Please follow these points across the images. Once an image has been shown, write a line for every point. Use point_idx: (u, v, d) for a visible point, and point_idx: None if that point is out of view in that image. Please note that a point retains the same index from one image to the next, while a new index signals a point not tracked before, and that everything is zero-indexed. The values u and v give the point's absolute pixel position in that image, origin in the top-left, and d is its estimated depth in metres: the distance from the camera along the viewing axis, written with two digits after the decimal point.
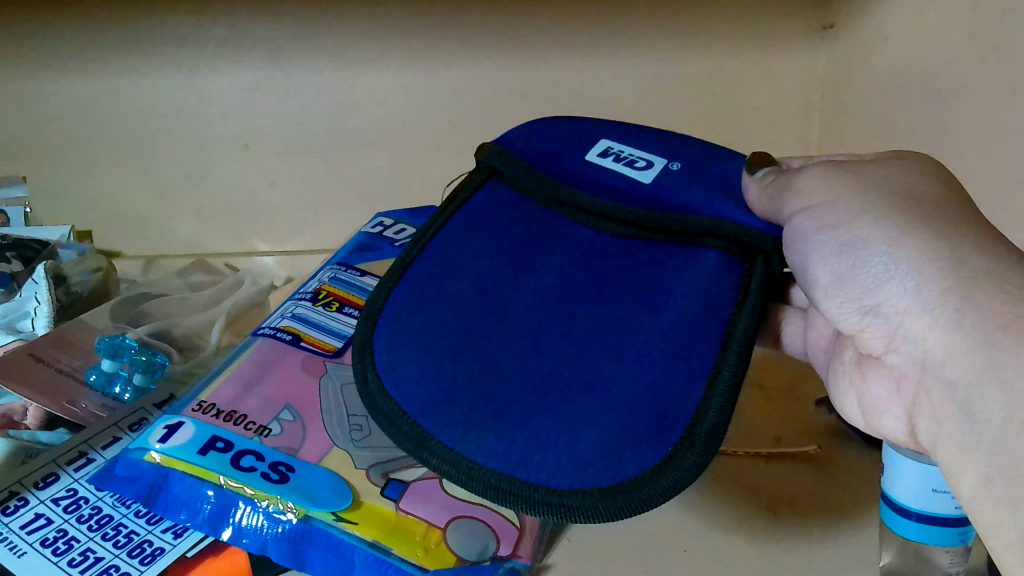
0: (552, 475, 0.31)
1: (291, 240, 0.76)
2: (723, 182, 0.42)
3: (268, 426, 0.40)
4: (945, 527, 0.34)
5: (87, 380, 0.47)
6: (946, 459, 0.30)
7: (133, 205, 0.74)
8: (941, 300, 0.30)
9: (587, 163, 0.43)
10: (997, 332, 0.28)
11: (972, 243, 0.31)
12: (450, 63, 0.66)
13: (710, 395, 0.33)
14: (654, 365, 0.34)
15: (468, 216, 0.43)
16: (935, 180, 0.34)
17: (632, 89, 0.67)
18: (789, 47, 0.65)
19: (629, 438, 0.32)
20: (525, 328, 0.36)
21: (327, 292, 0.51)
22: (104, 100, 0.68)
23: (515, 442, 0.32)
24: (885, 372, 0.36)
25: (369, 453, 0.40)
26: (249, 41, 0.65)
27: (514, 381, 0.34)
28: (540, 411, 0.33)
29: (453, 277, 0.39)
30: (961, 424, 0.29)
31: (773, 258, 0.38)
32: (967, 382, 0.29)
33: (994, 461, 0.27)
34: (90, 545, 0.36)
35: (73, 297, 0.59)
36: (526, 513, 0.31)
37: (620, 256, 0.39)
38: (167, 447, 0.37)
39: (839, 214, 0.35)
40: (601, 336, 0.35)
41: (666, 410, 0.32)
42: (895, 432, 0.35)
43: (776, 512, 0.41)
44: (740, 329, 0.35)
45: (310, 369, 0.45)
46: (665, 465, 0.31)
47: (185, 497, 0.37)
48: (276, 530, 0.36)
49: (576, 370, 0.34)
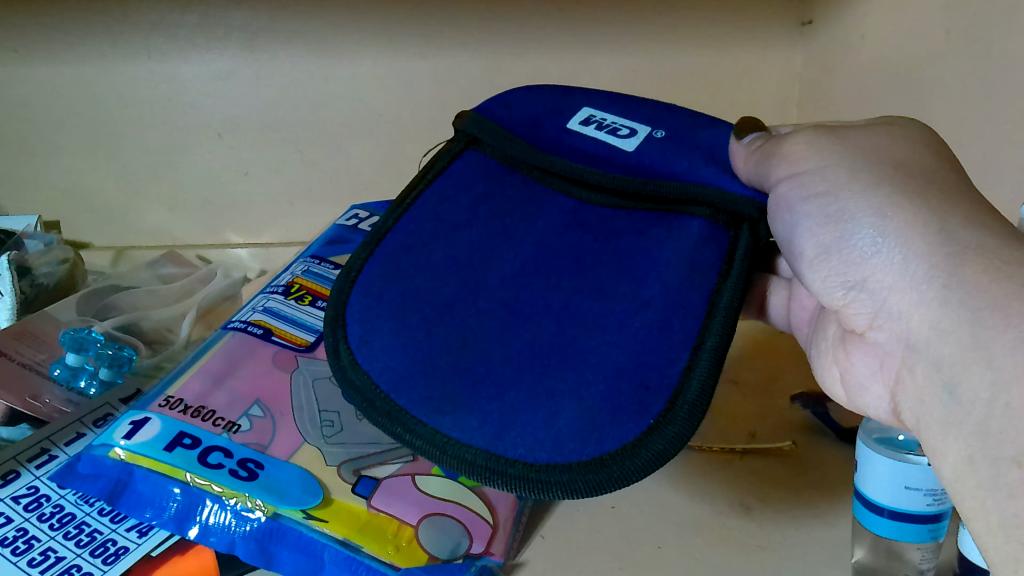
0: (529, 450, 0.30)
1: (265, 231, 0.74)
2: (710, 153, 0.41)
3: (237, 422, 0.39)
4: (919, 523, 0.34)
5: (52, 374, 0.46)
6: (931, 441, 0.30)
7: (102, 196, 0.72)
8: (928, 277, 0.30)
9: (568, 131, 0.43)
10: (984, 311, 0.28)
11: (962, 217, 0.30)
12: (428, 54, 0.66)
13: (694, 364, 0.33)
14: (636, 335, 0.34)
15: (445, 185, 0.42)
16: (925, 149, 0.34)
17: (611, 84, 0.67)
18: (766, 44, 0.66)
19: (608, 410, 0.31)
20: (502, 299, 0.36)
21: (300, 285, 0.50)
22: (70, 86, 0.66)
23: (490, 416, 0.32)
24: (867, 346, 0.36)
25: (341, 449, 0.39)
26: (222, 28, 0.64)
27: (492, 353, 0.34)
28: (517, 384, 0.32)
29: (430, 249, 0.39)
30: (945, 403, 0.29)
31: (759, 225, 0.38)
32: (951, 361, 0.29)
33: (979, 443, 0.27)
34: (52, 544, 0.36)
35: (39, 289, 0.58)
36: (504, 489, 0.30)
37: (600, 225, 0.39)
38: (132, 444, 0.37)
39: (826, 183, 0.35)
40: (581, 306, 0.35)
41: (647, 382, 0.32)
42: (879, 409, 0.36)
43: (749, 509, 0.41)
44: (725, 299, 0.35)
45: (281, 364, 0.44)
46: (646, 438, 0.31)
47: (151, 495, 0.36)
48: (244, 528, 0.36)
49: (555, 341, 0.34)
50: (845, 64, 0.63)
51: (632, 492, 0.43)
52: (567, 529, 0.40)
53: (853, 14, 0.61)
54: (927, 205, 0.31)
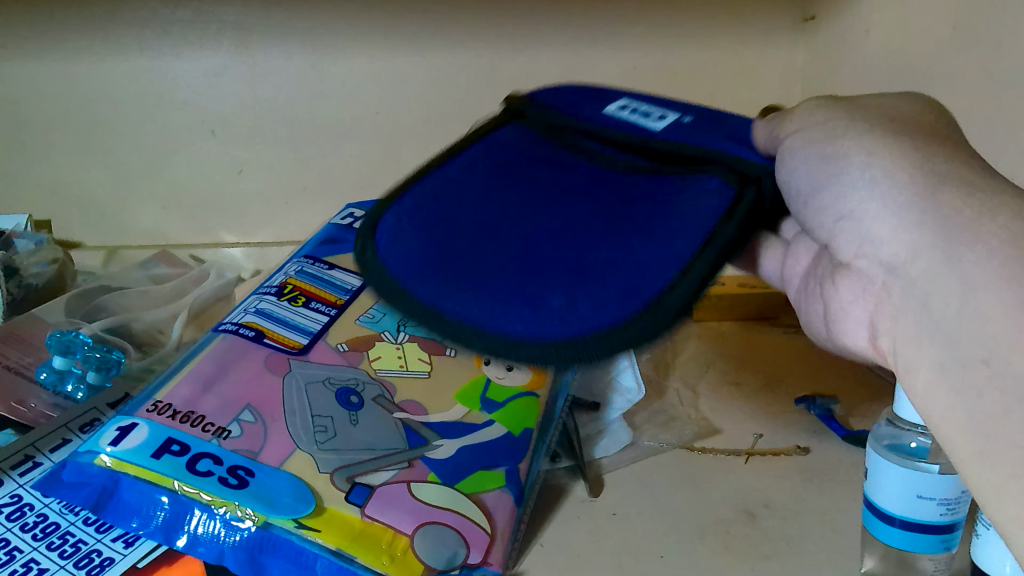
0: (517, 326, 0.28)
1: (259, 231, 0.73)
2: (732, 131, 0.38)
3: (228, 428, 0.38)
4: (933, 534, 0.32)
5: (38, 378, 0.45)
6: (903, 359, 0.28)
7: (94, 194, 0.71)
8: (908, 203, 0.29)
9: (606, 115, 0.39)
10: (962, 219, 0.26)
11: (947, 163, 0.29)
12: (423, 52, 0.65)
13: (685, 273, 0.29)
14: (641, 250, 0.30)
15: (490, 145, 0.38)
16: (921, 108, 0.34)
17: (614, 80, 0.66)
18: (767, 40, 0.65)
19: (596, 296, 0.28)
20: (506, 212, 0.33)
21: (293, 285, 0.49)
22: (61, 83, 0.66)
23: (482, 296, 0.29)
24: (846, 312, 0.33)
25: (335, 456, 0.38)
26: (216, 24, 0.63)
27: (507, 251, 0.30)
28: (524, 275, 0.29)
29: (444, 177, 0.35)
30: (918, 316, 0.27)
31: (765, 185, 0.34)
32: (925, 274, 0.27)
33: (951, 348, 0.25)
34: (34, 555, 0.34)
35: (26, 290, 0.56)
36: (486, 358, 0.28)
37: (620, 179, 0.35)
38: (118, 451, 0.35)
39: (827, 133, 0.34)
40: (591, 224, 0.32)
41: (636, 286, 0.29)
42: (856, 341, 0.33)
43: (754, 517, 0.40)
44: (721, 241, 0.31)
45: (274, 368, 0.42)
46: (630, 322, 0.28)
47: (138, 503, 0.35)
48: (233, 538, 0.34)
49: (567, 249, 0.30)
50: (847, 61, 0.62)
51: (632, 500, 0.42)
52: (564, 538, 0.39)
53: (856, 9, 0.60)
54: (902, 148, 0.30)
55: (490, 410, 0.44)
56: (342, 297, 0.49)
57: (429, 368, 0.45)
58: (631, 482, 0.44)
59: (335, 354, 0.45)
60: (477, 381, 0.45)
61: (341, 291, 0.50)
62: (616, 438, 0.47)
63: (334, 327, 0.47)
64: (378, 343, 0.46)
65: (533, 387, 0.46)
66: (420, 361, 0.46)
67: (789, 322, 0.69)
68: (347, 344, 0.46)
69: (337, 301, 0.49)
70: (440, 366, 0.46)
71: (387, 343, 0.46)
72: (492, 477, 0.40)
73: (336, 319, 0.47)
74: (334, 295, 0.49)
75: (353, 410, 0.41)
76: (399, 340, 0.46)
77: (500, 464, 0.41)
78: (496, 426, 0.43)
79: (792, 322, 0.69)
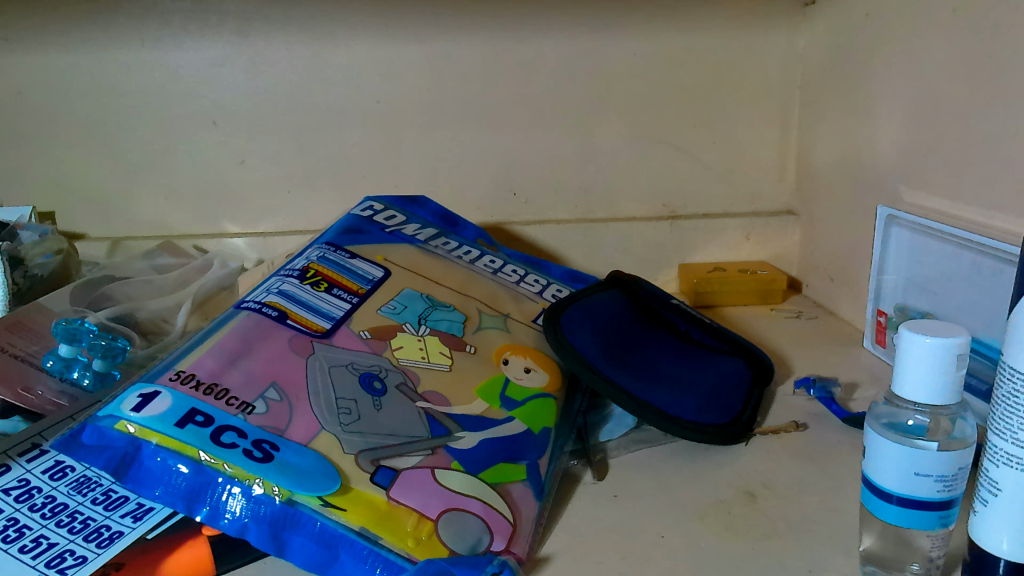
0: None
1: (263, 221, 0.72)
2: None
3: (253, 404, 0.36)
4: (932, 511, 0.30)
5: (45, 366, 0.45)
6: None
7: (96, 185, 0.70)
8: None
9: None
10: None
11: None
12: (425, 37, 0.67)
13: None
14: None
15: None
16: None
17: (609, 66, 0.69)
18: (747, 32, 0.69)
19: None
20: None
21: (316, 271, 0.48)
22: (64, 74, 0.66)
23: None
24: None
25: (359, 438, 0.37)
26: (216, 15, 0.65)
27: None
28: None
29: None
30: None
31: None
32: None
33: None
34: (44, 531, 0.33)
35: (32, 280, 0.57)
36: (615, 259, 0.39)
37: None
38: (141, 417, 0.33)
39: None
40: None
41: None
42: None
43: (756, 498, 0.40)
44: None
45: (298, 349, 0.41)
46: None
47: (160, 472, 0.33)
48: (256, 512, 0.33)
49: None
50: (840, 44, 0.63)
51: (633, 482, 0.42)
52: (568, 520, 0.39)
53: None
54: None
55: (509, 407, 0.43)
56: (364, 286, 0.49)
57: (450, 361, 0.45)
58: (632, 464, 0.44)
59: (359, 341, 0.44)
60: (498, 378, 0.45)
61: (363, 280, 0.50)
62: (622, 420, 0.47)
63: (357, 316, 0.46)
64: (400, 333, 0.46)
65: (551, 388, 0.46)
66: (441, 354, 0.46)
67: (791, 309, 0.69)
68: (369, 332, 0.45)
69: (359, 289, 0.48)
70: (459, 361, 0.46)
71: (408, 334, 0.46)
72: (515, 469, 0.39)
73: (358, 307, 0.47)
74: (356, 284, 0.49)
75: (376, 394, 0.40)
76: (420, 333, 0.47)
77: (523, 457, 0.40)
78: (515, 422, 0.42)
79: (794, 308, 0.70)
